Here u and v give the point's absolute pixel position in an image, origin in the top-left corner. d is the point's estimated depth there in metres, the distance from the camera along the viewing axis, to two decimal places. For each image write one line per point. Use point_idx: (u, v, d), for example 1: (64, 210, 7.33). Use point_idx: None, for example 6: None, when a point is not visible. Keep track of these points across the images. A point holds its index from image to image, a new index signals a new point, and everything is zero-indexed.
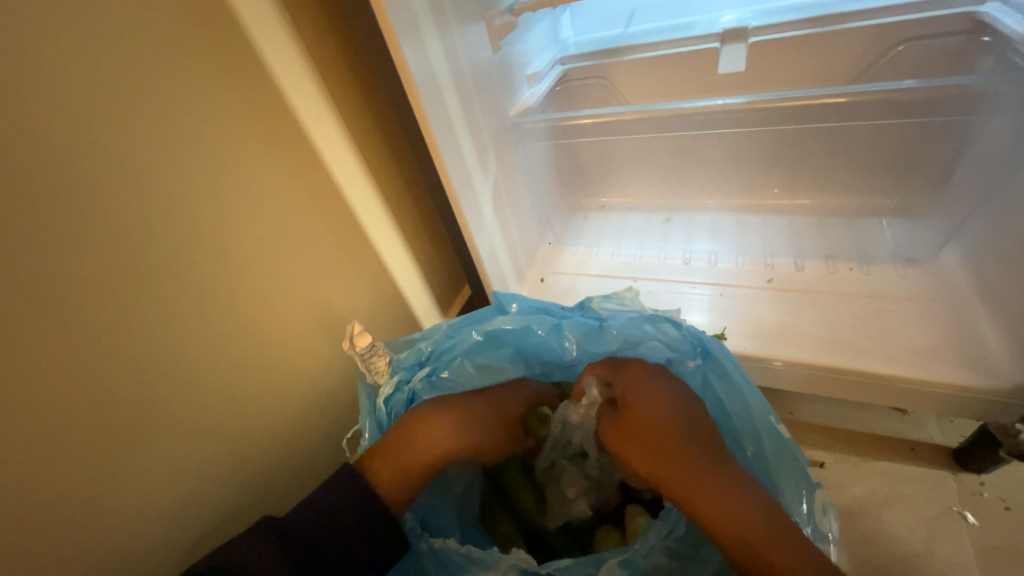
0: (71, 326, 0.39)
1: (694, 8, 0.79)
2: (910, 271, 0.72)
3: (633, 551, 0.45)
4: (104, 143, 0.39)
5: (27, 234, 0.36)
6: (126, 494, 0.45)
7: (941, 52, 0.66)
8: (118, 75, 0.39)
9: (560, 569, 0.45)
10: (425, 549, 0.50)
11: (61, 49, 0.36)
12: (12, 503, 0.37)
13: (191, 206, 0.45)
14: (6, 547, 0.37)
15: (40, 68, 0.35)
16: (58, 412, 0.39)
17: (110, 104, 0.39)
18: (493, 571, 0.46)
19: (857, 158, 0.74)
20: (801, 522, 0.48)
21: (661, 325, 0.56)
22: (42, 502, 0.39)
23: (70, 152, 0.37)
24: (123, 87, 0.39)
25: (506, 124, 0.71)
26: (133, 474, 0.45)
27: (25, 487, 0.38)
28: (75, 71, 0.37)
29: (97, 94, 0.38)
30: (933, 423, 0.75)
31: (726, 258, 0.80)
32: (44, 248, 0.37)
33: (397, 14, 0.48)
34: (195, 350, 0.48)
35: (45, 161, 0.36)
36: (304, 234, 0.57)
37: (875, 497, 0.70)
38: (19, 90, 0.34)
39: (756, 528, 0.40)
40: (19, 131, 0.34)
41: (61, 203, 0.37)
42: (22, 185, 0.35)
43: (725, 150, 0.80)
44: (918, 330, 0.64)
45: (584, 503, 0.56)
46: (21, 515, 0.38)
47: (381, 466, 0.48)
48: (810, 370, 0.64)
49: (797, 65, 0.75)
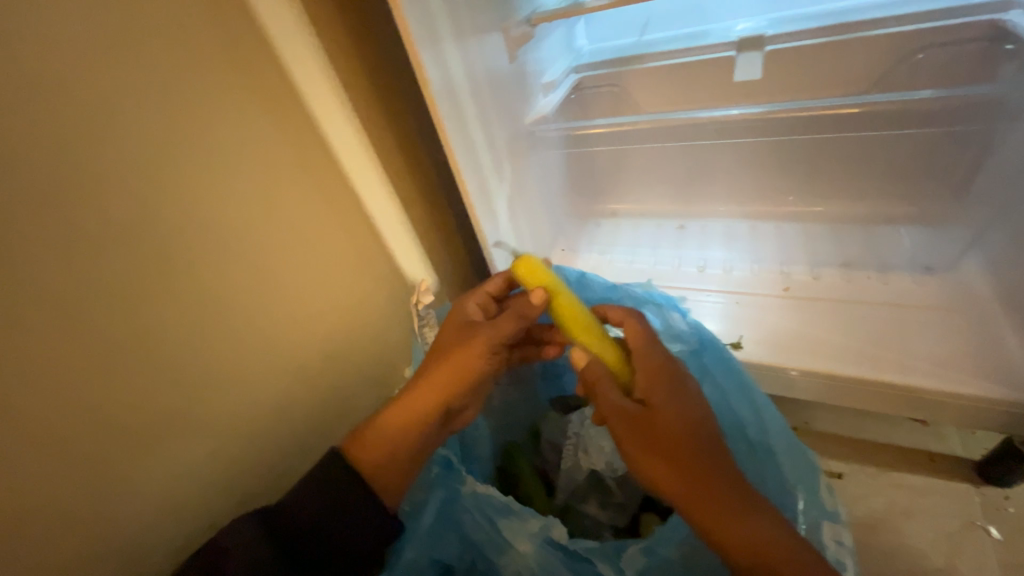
0: (97, 333, 0.40)
1: (708, 17, 0.79)
2: (928, 280, 0.71)
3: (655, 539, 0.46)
4: (130, 154, 0.40)
5: (56, 238, 0.37)
6: (143, 496, 0.45)
7: (960, 60, 0.65)
8: (143, 84, 0.40)
9: (588, 550, 0.46)
10: (467, 492, 0.50)
11: (96, 66, 0.37)
12: (31, 499, 0.38)
13: (214, 215, 0.46)
14: (29, 542, 0.38)
15: (72, 83, 0.36)
16: (83, 411, 0.40)
17: (136, 112, 0.40)
18: (528, 522, 0.47)
19: (876, 166, 0.74)
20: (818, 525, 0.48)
21: (671, 317, 0.60)
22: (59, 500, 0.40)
23: (98, 158, 0.38)
24: (146, 96, 0.40)
25: (521, 132, 0.72)
26: (148, 476, 0.45)
27: (48, 483, 0.39)
28: (104, 81, 0.38)
29: (123, 102, 0.39)
30: (955, 435, 0.74)
31: (741, 266, 0.80)
32: (72, 253, 0.38)
33: (416, 24, 0.49)
34: (215, 353, 0.48)
35: (74, 168, 0.37)
36: (323, 240, 0.58)
37: (895, 509, 0.69)
38: (52, 104, 0.35)
39: (767, 539, 0.39)
40: (50, 146, 0.36)
41: (91, 214, 0.38)
42: (53, 191, 0.36)
43: (740, 158, 0.79)
44: (939, 340, 0.63)
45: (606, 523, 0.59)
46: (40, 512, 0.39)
47: (360, 441, 0.48)
48: (825, 379, 0.63)
49: (813, 73, 0.75)
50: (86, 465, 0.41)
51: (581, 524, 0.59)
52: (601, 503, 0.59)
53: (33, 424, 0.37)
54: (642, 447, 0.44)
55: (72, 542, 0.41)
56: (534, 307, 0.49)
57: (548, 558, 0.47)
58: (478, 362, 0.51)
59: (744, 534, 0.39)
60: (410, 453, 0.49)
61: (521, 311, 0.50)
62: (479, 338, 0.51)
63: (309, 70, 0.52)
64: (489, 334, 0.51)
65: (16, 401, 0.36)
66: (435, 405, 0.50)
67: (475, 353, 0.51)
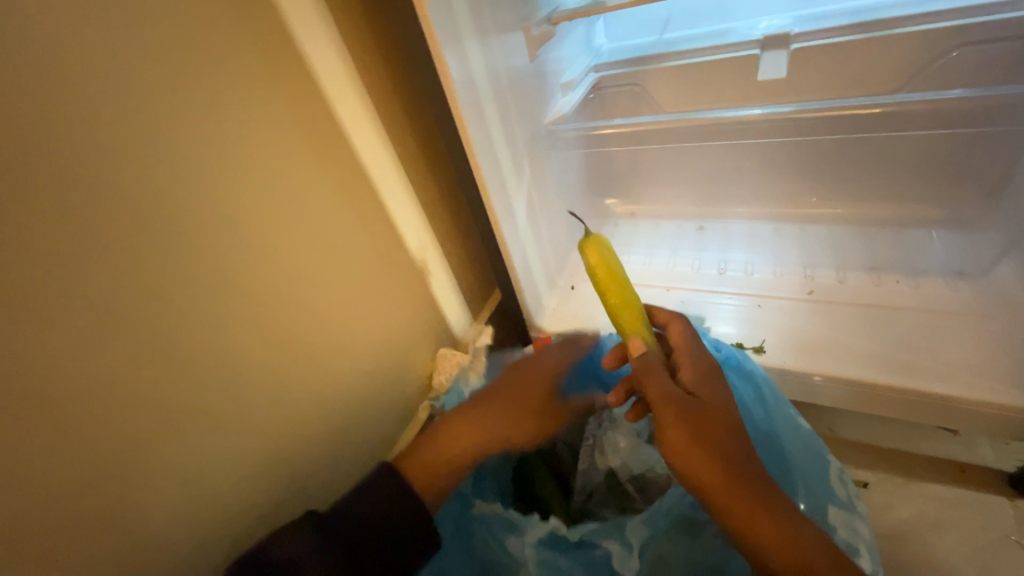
0: (126, 330, 0.40)
1: (731, 15, 0.78)
2: (961, 284, 0.69)
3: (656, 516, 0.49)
4: (160, 152, 0.40)
5: (89, 233, 0.37)
6: (168, 492, 0.45)
7: (995, 58, 0.63)
8: (174, 83, 0.41)
9: (589, 531, 0.49)
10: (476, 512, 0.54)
11: (129, 65, 0.38)
12: (62, 492, 0.38)
13: (240, 213, 0.47)
14: (60, 535, 0.39)
15: (106, 81, 0.37)
16: (112, 405, 0.40)
17: (167, 109, 0.40)
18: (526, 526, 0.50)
19: (905, 166, 0.72)
20: (850, 518, 0.49)
21: None
22: (89, 495, 0.40)
23: (130, 155, 0.39)
24: (177, 95, 0.41)
25: (541, 132, 0.72)
26: (174, 472, 0.45)
27: (78, 477, 0.39)
28: (137, 79, 0.38)
29: (155, 100, 0.40)
30: (987, 445, 0.71)
31: (763, 268, 0.78)
32: (104, 248, 0.38)
33: (440, 24, 0.49)
34: (239, 350, 0.49)
35: (108, 164, 0.37)
36: (345, 239, 0.58)
37: (924, 521, 0.67)
38: (86, 102, 0.36)
39: (805, 538, 0.39)
40: (84, 144, 0.36)
41: (121, 211, 0.39)
42: (87, 187, 0.37)
43: (763, 158, 0.78)
44: (972, 346, 0.61)
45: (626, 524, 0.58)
46: (71, 505, 0.39)
47: (425, 467, 0.51)
48: (852, 386, 0.62)
49: (840, 71, 0.73)
50: (115, 460, 0.41)
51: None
52: (621, 508, 0.58)
53: (65, 417, 0.38)
54: (688, 435, 0.43)
55: (101, 537, 0.41)
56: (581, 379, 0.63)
57: (551, 559, 0.50)
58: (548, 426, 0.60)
59: (784, 537, 0.39)
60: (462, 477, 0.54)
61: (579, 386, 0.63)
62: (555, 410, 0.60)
63: (333, 70, 0.52)
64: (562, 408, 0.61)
65: (51, 394, 0.37)
66: (507, 444, 0.57)
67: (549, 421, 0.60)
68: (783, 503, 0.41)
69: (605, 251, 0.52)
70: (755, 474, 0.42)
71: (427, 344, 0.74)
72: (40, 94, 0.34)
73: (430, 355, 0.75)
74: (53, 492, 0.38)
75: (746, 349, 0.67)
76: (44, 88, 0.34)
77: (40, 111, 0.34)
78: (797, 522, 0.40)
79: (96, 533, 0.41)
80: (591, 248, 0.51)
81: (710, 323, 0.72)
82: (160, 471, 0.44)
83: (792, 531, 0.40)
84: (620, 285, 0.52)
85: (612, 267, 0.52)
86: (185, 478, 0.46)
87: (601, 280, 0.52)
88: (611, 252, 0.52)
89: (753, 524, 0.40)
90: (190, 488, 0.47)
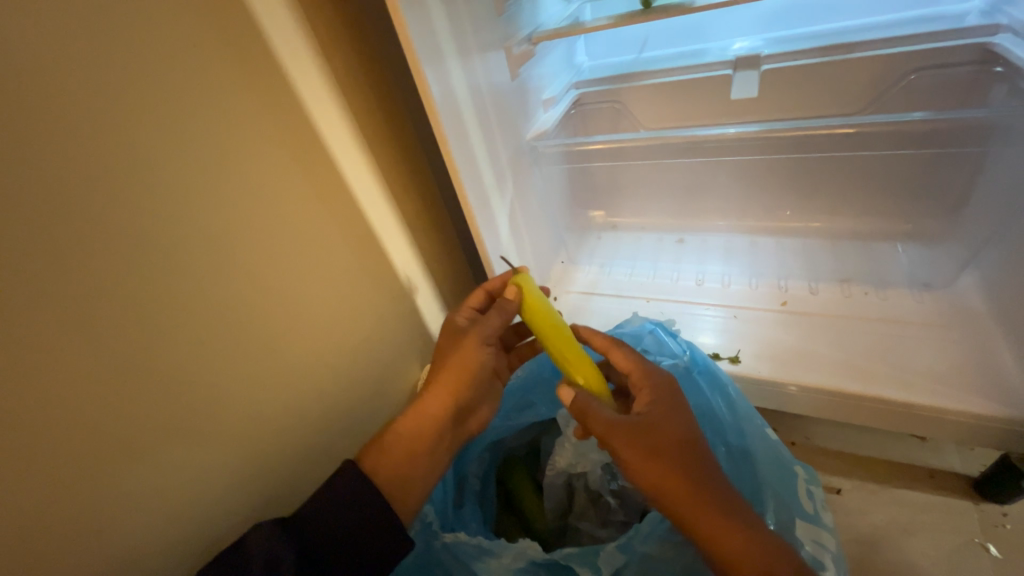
0: (96, 343, 0.39)
1: (706, 35, 0.81)
2: (925, 296, 0.71)
3: (631, 536, 0.50)
4: (137, 160, 0.40)
5: (65, 244, 0.36)
6: (140, 511, 0.43)
7: (951, 82, 0.67)
8: (155, 94, 0.40)
9: (566, 555, 0.50)
10: (440, 546, 0.53)
11: (107, 76, 0.37)
12: (31, 514, 0.36)
13: (219, 225, 0.46)
14: (25, 561, 0.37)
15: (79, 91, 0.36)
16: (86, 420, 0.39)
17: (147, 119, 0.40)
18: (500, 558, 0.50)
19: (871, 182, 0.75)
20: (811, 523, 0.50)
21: (663, 340, 0.65)
22: (55, 517, 0.38)
23: (110, 166, 0.38)
24: (158, 105, 0.41)
25: (523, 147, 0.74)
26: (147, 489, 0.44)
27: (46, 499, 0.37)
28: (117, 89, 0.38)
29: (137, 110, 0.39)
30: (953, 451, 0.74)
31: (740, 280, 0.80)
32: (80, 259, 0.37)
33: (422, 43, 0.50)
34: (219, 362, 0.48)
35: (86, 173, 0.37)
36: (327, 251, 0.58)
37: (895, 526, 0.69)
38: (59, 113, 0.35)
39: (754, 540, 0.41)
40: (56, 155, 0.35)
41: (93, 224, 0.38)
42: (65, 196, 0.36)
43: (737, 173, 0.81)
44: (936, 356, 0.63)
45: (608, 533, 0.60)
46: (35, 530, 0.37)
47: (379, 452, 0.50)
48: (824, 395, 0.63)
49: (808, 92, 0.76)
50: (85, 479, 0.39)
51: (582, 542, 0.60)
52: (600, 520, 0.60)
53: (36, 436, 0.36)
54: (642, 452, 0.45)
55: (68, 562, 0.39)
56: (510, 302, 0.54)
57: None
58: (478, 355, 0.55)
59: (738, 542, 0.41)
60: (427, 450, 0.52)
61: (504, 307, 0.54)
62: (471, 336, 0.55)
63: (314, 87, 0.53)
64: (481, 329, 0.55)
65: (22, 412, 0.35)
66: (445, 412, 0.53)
67: (471, 350, 0.55)
68: (734, 509, 0.43)
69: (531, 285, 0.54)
70: (705, 484, 0.44)
71: (410, 354, 0.74)
72: (9, 98, 0.33)
73: (413, 367, 0.75)
74: (17, 516, 0.36)
75: (723, 359, 0.69)
76: (12, 94, 0.33)
77: (4, 118, 0.32)
78: (747, 525, 0.42)
79: (64, 557, 0.39)
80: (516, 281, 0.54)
81: (688, 333, 0.74)
82: (128, 489, 0.42)
83: (740, 534, 0.42)
84: (541, 304, 0.53)
85: (534, 291, 0.54)
86: (156, 498, 0.44)
87: (526, 304, 0.53)
88: (532, 280, 0.54)
89: (700, 528, 0.43)
90: (162, 507, 0.45)
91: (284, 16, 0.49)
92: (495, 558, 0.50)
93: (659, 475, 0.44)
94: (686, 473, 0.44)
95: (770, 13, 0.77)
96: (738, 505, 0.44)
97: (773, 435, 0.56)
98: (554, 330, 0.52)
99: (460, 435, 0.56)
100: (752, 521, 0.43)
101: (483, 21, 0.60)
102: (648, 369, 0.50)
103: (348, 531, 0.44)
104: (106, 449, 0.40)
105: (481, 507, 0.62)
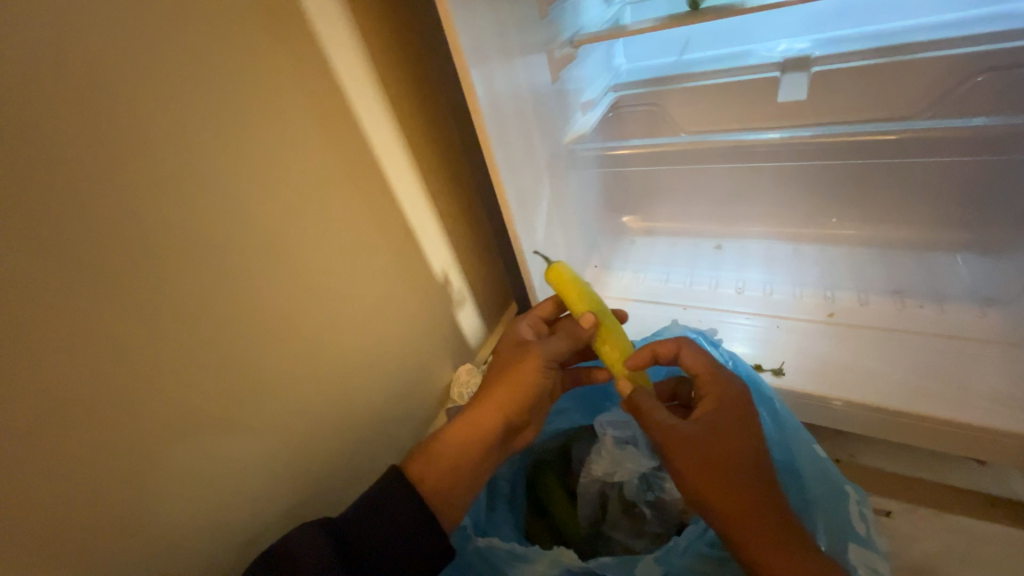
0: (156, 334, 0.41)
1: (751, 36, 0.79)
2: (989, 312, 0.67)
3: (668, 549, 0.48)
4: (198, 161, 0.42)
5: (134, 238, 0.39)
6: (189, 497, 0.45)
7: (1023, 84, 0.63)
8: (216, 97, 0.42)
9: (601, 565, 0.49)
10: (472, 548, 0.53)
11: (168, 83, 0.39)
12: (94, 492, 0.39)
13: (270, 223, 0.48)
14: (89, 537, 0.39)
15: (147, 95, 0.38)
16: (145, 405, 0.41)
17: (208, 122, 0.42)
18: (535, 566, 0.49)
19: (927, 188, 0.72)
20: (862, 546, 0.48)
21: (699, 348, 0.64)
22: (114, 498, 0.40)
23: (175, 166, 0.40)
24: (218, 108, 0.43)
25: (561, 151, 0.73)
26: (197, 475, 0.45)
27: (106, 480, 0.39)
28: (183, 94, 0.40)
29: (200, 113, 0.42)
30: (1018, 478, 0.69)
31: (783, 288, 0.78)
32: (145, 254, 0.39)
33: (469, 46, 0.50)
34: (265, 356, 0.50)
35: (154, 172, 0.39)
36: (368, 251, 0.59)
37: (950, 554, 0.65)
38: (125, 117, 0.37)
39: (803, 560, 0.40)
40: (123, 155, 0.37)
41: (152, 221, 0.39)
42: (136, 194, 0.38)
43: (781, 178, 0.79)
44: (1000, 376, 0.59)
45: (642, 544, 0.58)
46: (98, 509, 0.39)
47: (427, 457, 0.51)
48: (875, 413, 0.60)
49: (861, 94, 0.73)
50: (142, 463, 0.41)
51: (614, 552, 0.59)
52: (634, 531, 0.59)
53: (101, 418, 0.38)
54: (694, 459, 0.44)
55: (125, 541, 0.41)
56: (583, 329, 0.55)
57: None
58: (539, 377, 0.54)
59: (784, 560, 0.40)
60: (473, 461, 0.52)
61: (573, 331, 0.55)
62: (534, 354, 0.54)
63: (362, 90, 0.55)
64: (546, 349, 0.55)
65: (90, 395, 0.38)
66: (496, 426, 0.53)
67: (532, 369, 0.54)
68: (785, 526, 0.42)
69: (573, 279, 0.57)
70: (758, 498, 0.43)
71: (443, 354, 0.75)
72: (89, 103, 0.35)
73: (446, 367, 0.76)
74: (82, 494, 0.38)
75: (765, 371, 0.66)
76: (92, 99, 0.35)
77: (81, 121, 0.35)
78: (796, 545, 0.41)
79: (121, 536, 0.41)
80: (554, 271, 0.57)
81: (725, 343, 0.72)
82: (180, 475, 0.44)
83: (788, 554, 0.41)
84: (590, 295, 0.57)
85: (576, 281, 0.57)
86: (203, 485, 0.46)
87: (576, 303, 0.57)
88: (572, 275, 0.57)
89: (748, 542, 0.42)
90: (209, 495, 0.47)
91: (336, 21, 0.51)
92: (527, 564, 0.50)
93: (710, 483, 0.44)
94: (739, 484, 0.43)
95: (822, 13, 0.74)
96: (791, 522, 0.42)
97: (819, 450, 0.54)
98: (610, 328, 0.56)
99: (505, 451, 0.56)
100: (804, 540, 0.42)
101: (526, 23, 0.60)
102: (718, 374, 0.50)
103: (386, 528, 0.45)
104: (161, 435, 0.42)
105: (512, 511, 0.62)
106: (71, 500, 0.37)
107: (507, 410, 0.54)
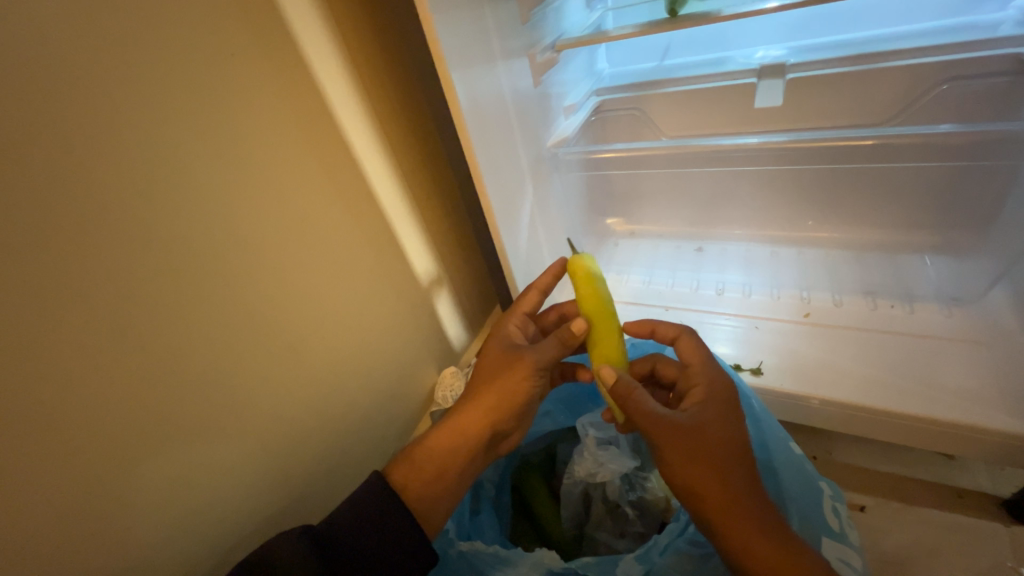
0: (131, 342, 0.40)
1: (729, 43, 0.81)
2: (955, 311, 0.70)
3: (649, 547, 0.49)
4: (173, 165, 0.41)
5: (106, 244, 0.37)
6: (164, 510, 0.44)
7: (982, 93, 0.66)
8: (191, 99, 0.42)
9: (583, 565, 0.49)
10: (456, 553, 0.53)
11: (142, 84, 0.38)
12: (61, 508, 0.37)
13: (248, 227, 0.47)
14: (57, 556, 0.37)
15: (118, 97, 0.37)
16: (118, 417, 0.40)
17: (183, 124, 0.41)
18: (518, 569, 0.49)
19: (897, 193, 0.74)
20: (837, 538, 0.50)
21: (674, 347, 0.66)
22: (84, 513, 0.38)
23: (149, 169, 0.39)
24: (193, 111, 0.42)
25: (544, 154, 0.74)
26: (172, 488, 0.44)
27: (75, 496, 0.38)
28: (157, 96, 0.39)
29: (175, 116, 0.41)
30: (983, 470, 0.72)
31: (761, 290, 0.80)
32: (118, 260, 0.38)
33: (450, 50, 0.50)
34: (244, 363, 0.49)
35: (126, 176, 0.38)
36: (349, 255, 0.59)
37: (920, 546, 0.67)
38: (93, 117, 0.36)
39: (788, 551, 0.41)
40: (93, 158, 0.36)
41: (125, 226, 0.38)
42: (107, 198, 0.37)
43: (760, 182, 0.81)
44: (966, 374, 0.61)
45: (625, 544, 0.59)
46: (67, 525, 0.37)
47: (411, 464, 0.51)
48: (850, 410, 0.62)
49: (833, 101, 0.75)
50: (115, 476, 0.40)
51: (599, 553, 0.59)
52: (617, 530, 0.60)
53: (69, 431, 0.37)
54: (684, 455, 0.45)
55: (96, 559, 0.39)
56: (574, 337, 0.54)
57: None
58: (526, 384, 0.54)
59: (772, 552, 0.41)
60: (461, 467, 0.53)
61: (562, 337, 0.54)
62: (524, 363, 0.54)
63: (342, 94, 0.54)
64: (535, 358, 0.54)
65: (59, 408, 0.36)
66: (482, 433, 0.54)
67: (519, 377, 0.54)
68: (771, 518, 0.43)
69: (594, 267, 0.54)
70: (745, 491, 0.44)
71: (428, 357, 0.75)
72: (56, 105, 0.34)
73: (431, 371, 0.76)
74: (50, 511, 0.36)
75: (745, 370, 0.68)
76: (59, 101, 0.34)
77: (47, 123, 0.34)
78: (782, 536, 0.42)
79: (93, 554, 0.39)
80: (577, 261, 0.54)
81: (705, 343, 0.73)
82: (155, 487, 0.43)
83: (776, 545, 0.42)
84: (602, 296, 0.53)
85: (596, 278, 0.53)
86: (180, 498, 0.45)
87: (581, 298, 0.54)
88: (593, 265, 0.54)
89: (737, 536, 0.42)
90: (186, 507, 0.45)
91: (316, 25, 0.50)
92: (512, 568, 0.50)
93: (701, 479, 0.44)
94: (728, 477, 0.44)
95: (796, 22, 0.76)
96: (775, 515, 0.44)
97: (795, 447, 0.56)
98: (605, 331, 0.53)
99: (491, 454, 0.57)
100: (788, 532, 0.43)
101: (508, 28, 0.61)
102: (708, 370, 0.52)
103: (368, 535, 0.45)
104: (135, 447, 0.41)
105: (496, 514, 0.62)
106: (37, 518, 0.36)
107: (494, 417, 0.54)
